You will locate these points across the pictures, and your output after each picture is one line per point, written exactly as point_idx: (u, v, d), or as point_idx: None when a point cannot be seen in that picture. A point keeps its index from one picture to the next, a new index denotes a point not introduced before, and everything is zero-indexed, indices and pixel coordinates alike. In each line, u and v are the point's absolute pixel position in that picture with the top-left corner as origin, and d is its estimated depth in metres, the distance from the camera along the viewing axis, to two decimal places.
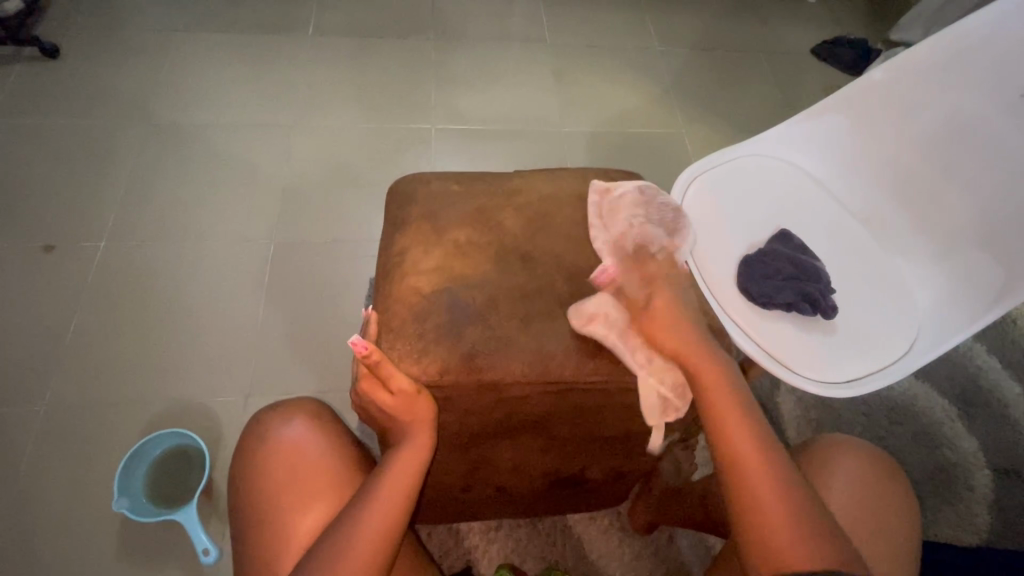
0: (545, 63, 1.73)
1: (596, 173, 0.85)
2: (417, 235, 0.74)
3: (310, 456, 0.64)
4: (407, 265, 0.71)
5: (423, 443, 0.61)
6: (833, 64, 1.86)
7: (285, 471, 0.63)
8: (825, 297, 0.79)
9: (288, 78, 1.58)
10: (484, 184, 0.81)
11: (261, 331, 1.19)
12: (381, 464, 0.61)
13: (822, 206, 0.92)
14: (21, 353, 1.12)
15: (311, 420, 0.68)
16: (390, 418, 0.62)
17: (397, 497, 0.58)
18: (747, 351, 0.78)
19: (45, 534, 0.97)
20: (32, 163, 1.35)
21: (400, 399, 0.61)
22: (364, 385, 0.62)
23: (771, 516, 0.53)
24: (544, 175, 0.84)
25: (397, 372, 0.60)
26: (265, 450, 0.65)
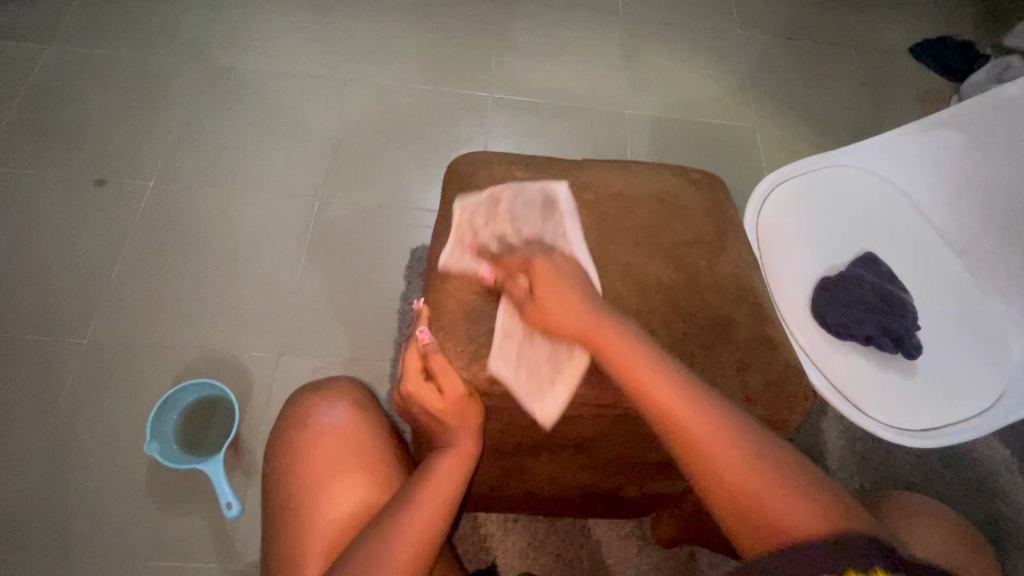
0: (615, 37, 1.62)
1: (673, 174, 0.80)
2: (473, 223, 0.70)
3: (354, 439, 0.63)
4: (463, 257, 0.68)
5: (467, 449, 0.59)
6: (931, 68, 1.69)
7: (329, 453, 0.62)
8: (911, 336, 0.73)
9: (347, 30, 1.52)
10: (550, 171, 0.76)
11: (299, 289, 1.18)
12: (423, 465, 0.58)
13: (915, 232, 0.83)
14: (68, 285, 1.14)
15: (354, 407, 0.67)
16: (432, 418, 0.59)
17: (442, 498, 0.55)
18: (815, 386, 0.73)
19: (80, 465, 1.00)
20: (90, 95, 1.35)
21: (451, 401, 0.59)
22: (408, 382, 0.59)
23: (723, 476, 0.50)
24: (616, 170, 0.79)
25: (451, 371, 0.59)
26: (309, 429, 0.64)
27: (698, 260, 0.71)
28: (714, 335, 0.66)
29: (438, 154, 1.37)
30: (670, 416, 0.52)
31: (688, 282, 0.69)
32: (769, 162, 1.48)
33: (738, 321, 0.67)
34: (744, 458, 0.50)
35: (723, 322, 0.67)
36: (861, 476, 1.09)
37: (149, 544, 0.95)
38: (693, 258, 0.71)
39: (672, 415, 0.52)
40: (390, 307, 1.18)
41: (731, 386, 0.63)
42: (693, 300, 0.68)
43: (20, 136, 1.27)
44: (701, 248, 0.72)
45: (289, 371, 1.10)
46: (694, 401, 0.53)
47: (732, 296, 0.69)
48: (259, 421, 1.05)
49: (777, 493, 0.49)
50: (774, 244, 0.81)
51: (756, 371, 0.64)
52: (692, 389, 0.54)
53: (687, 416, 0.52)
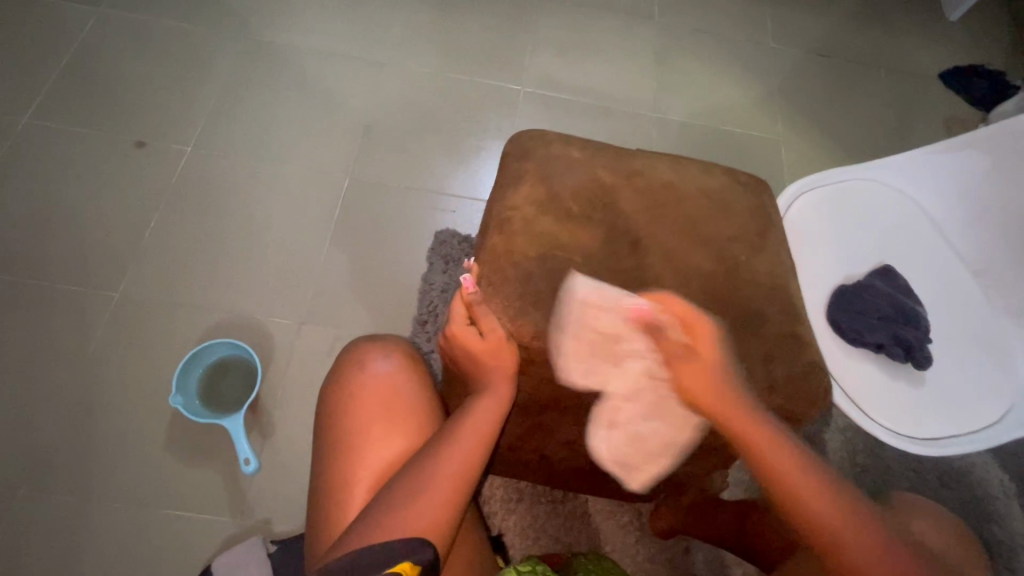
0: (647, 41, 1.64)
1: (722, 172, 0.82)
2: (531, 193, 0.74)
3: (402, 387, 0.66)
4: (504, 226, 0.71)
5: (504, 392, 0.64)
6: (958, 94, 1.69)
7: (379, 397, 0.65)
8: (921, 346, 0.74)
9: (385, 14, 1.55)
10: (606, 155, 0.80)
11: (325, 262, 1.21)
12: (463, 408, 0.63)
13: (933, 248, 0.84)
14: (102, 240, 1.17)
15: (404, 359, 0.70)
16: (474, 361, 0.65)
17: (479, 437, 0.60)
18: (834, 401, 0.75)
19: (105, 413, 1.04)
20: (134, 59, 1.39)
21: (489, 346, 0.64)
22: (454, 324, 0.67)
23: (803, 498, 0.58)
24: (668, 162, 0.82)
25: (490, 316, 0.64)
26: (360, 375, 0.66)
27: (739, 254, 0.73)
28: (744, 326, 0.68)
29: (465, 142, 1.40)
30: (763, 457, 0.59)
31: (728, 275, 0.72)
32: (791, 174, 1.50)
33: (770, 314, 0.70)
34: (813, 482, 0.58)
35: (757, 316, 0.69)
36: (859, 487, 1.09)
37: (166, 494, 0.99)
38: (733, 250, 0.74)
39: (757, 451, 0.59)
40: (410, 288, 1.21)
41: (756, 378, 0.66)
42: (731, 292, 0.70)
43: (66, 94, 1.31)
44: (741, 243, 0.75)
45: (309, 339, 1.13)
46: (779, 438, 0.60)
47: (766, 288, 0.71)
48: (279, 384, 1.08)
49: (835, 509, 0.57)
50: (797, 247, 0.84)
51: (781, 364, 0.67)
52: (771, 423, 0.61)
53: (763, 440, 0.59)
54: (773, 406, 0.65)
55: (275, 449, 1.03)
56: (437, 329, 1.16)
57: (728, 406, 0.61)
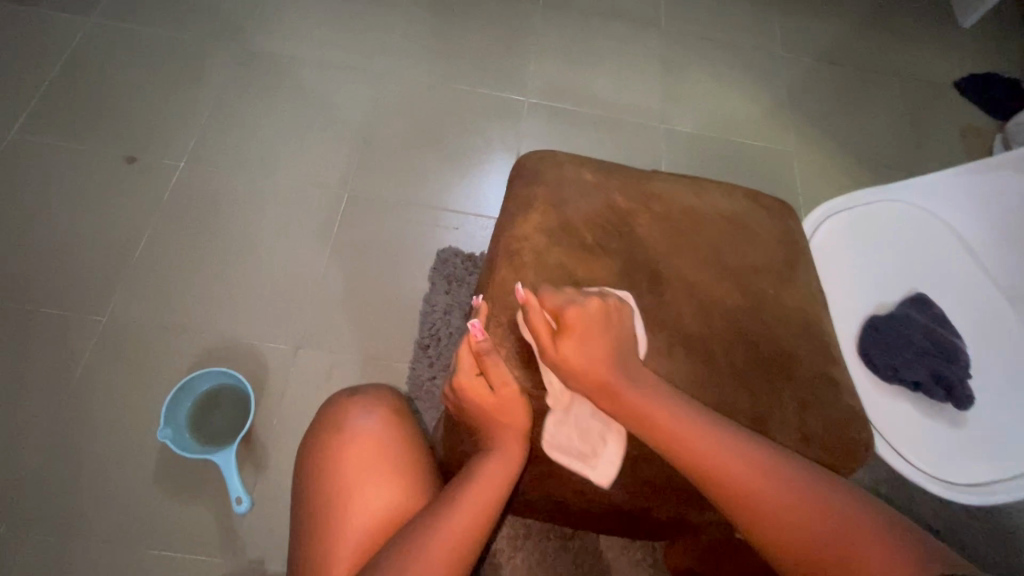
0: (655, 49, 1.60)
1: (744, 195, 0.77)
2: (542, 221, 0.69)
3: (391, 446, 0.61)
4: (515, 258, 0.66)
5: (514, 451, 0.58)
6: (973, 102, 1.65)
7: (363, 460, 0.59)
8: (963, 385, 0.70)
9: (385, 23, 1.51)
10: (621, 177, 0.75)
11: (323, 283, 1.16)
12: (469, 468, 0.57)
13: (968, 274, 0.80)
14: (89, 261, 1.12)
15: (390, 414, 0.64)
16: (481, 415, 0.59)
17: (481, 506, 0.54)
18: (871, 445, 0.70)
19: (90, 445, 0.98)
20: (125, 70, 1.34)
21: (500, 399, 0.59)
22: (462, 375, 0.60)
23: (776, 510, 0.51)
24: (687, 184, 0.77)
25: (502, 366, 0.59)
26: (346, 433, 0.61)
27: (765, 286, 0.69)
28: (775, 366, 0.63)
29: (469, 155, 1.36)
30: (723, 478, 0.53)
31: (755, 308, 0.67)
32: (805, 187, 1.45)
33: (801, 353, 0.65)
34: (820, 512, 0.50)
35: (785, 355, 0.64)
36: None
37: (154, 533, 0.93)
38: (759, 282, 0.69)
39: (716, 468, 0.53)
40: (412, 309, 1.16)
41: (789, 424, 0.61)
42: (758, 327, 0.66)
43: (54, 108, 1.27)
44: (768, 273, 0.70)
45: (305, 365, 1.08)
46: (735, 449, 0.54)
47: (795, 324, 0.67)
48: (273, 415, 1.03)
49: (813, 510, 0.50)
50: (824, 275, 0.79)
51: (815, 409, 0.62)
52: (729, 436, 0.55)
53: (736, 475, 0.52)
54: (808, 455, 0.60)
55: (270, 483, 0.98)
56: (440, 352, 1.11)
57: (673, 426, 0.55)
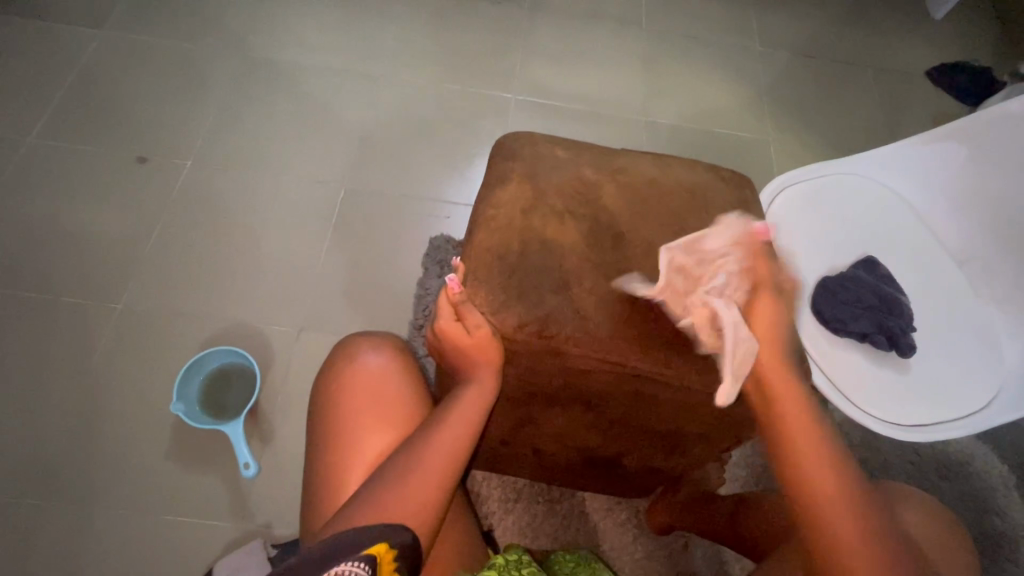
0: (637, 47, 1.68)
1: (704, 168, 0.84)
2: (516, 191, 0.75)
3: (390, 380, 0.68)
4: (490, 222, 0.72)
5: (489, 383, 0.65)
6: (945, 90, 1.71)
7: (368, 387, 0.67)
8: (904, 335, 0.76)
9: (379, 28, 1.59)
10: (591, 155, 0.82)
11: (323, 269, 1.24)
12: (450, 397, 0.64)
13: (916, 239, 0.86)
14: (105, 253, 1.20)
15: (392, 351, 0.71)
16: (461, 356, 0.65)
17: (464, 425, 0.62)
18: (818, 386, 0.76)
19: (109, 421, 1.05)
20: (137, 78, 1.43)
21: (477, 340, 0.63)
22: (442, 321, 0.66)
23: (831, 510, 0.55)
24: (652, 159, 0.84)
25: (476, 312, 0.64)
26: (350, 367, 0.68)
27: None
28: None
29: (459, 149, 1.43)
30: (799, 475, 0.57)
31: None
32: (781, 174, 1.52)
33: None
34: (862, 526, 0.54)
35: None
36: None
37: (169, 500, 1.00)
38: None
39: (799, 465, 0.58)
40: (407, 293, 1.23)
41: None
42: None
43: (70, 113, 1.35)
44: None
45: (307, 346, 1.15)
46: (841, 469, 0.57)
47: None
48: (278, 390, 1.10)
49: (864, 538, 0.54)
50: (784, 239, 0.84)
51: None
52: (841, 458, 0.58)
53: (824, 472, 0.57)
54: None
55: (275, 453, 1.05)
56: None
57: (790, 418, 0.59)
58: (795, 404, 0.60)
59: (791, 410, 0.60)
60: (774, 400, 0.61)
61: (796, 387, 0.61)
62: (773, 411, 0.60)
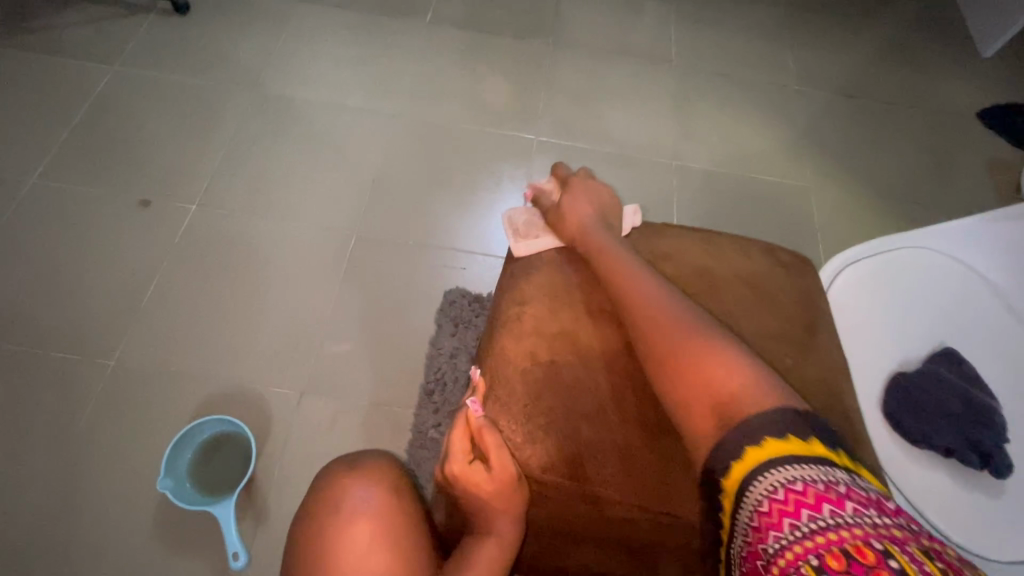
0: (666, 85, 1.59)
1: (761, 250, 0.73)
2: (545, 284, 0.69)
3: (388, 528, 0.56)
4: (523, 321, 0.65)
5: (508, 534, 0.56)
6: (998, 133, 1.60)
7: (356, 543, 0.55)
8: (1002, 451, 0.64)
9: (397, 65, 1.53)
10: (627, 235, 0.74)
11: (330, 325, 1.16)
12: (463, 550, 0.55)
13: (999, 330, 0.75)
14: (100, 304, 1.14)
15: (387, 487, 0.59)
16: (477, 501, 0.56)
17: None
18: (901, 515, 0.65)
19: (91, 493, 0.97)
20: (145, 115, 1.38)
21: (498, 487, 0.55)
22: (454, 464, 0.56)
23: (686, 368, 0.53)
24: (699, 240, 0.73)
25: (499, 450, 0.55)
26: (336, 514, 0.56)
27: (787, 359, 0.63)
28: None
29: (479, 194, 1.35)
30: (658, 347, 0.56)
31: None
32: (823, 225, 1.40)
33: (825, 435, 0.59)
34: (732, 388, 0.49)
35: None
36: None
37: None
38: (779, 353, 0.63)
39: (655, 335, 0.57)
40: (418, 353, 1.14)
41: None
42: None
43: (75, 153, 1.30)
44: (790, 341, 0.64)
45: (308, 412, 1.07)
46: (693, 326, 0.56)
47: (820, 402, 0.61)
48: (276, 462, 1.01)
49: (732, 380, 0.50)
50: (847, 337, 0.74)
51: None
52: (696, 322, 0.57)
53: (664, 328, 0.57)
54: None
55: (267, 537, 0.95)
56: (445, 399, 1.08)
57: (634, 298, 0.61)
58: (648, 286, 0.62)
59: (641, 290, 0.62)
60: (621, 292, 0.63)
61: (628, 273, 0.64)
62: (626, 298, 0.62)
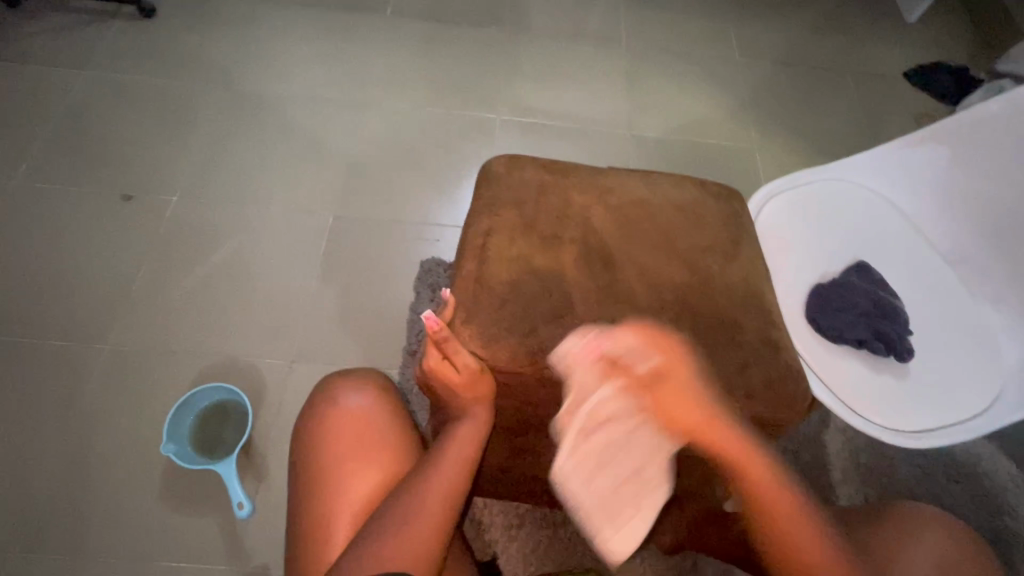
0: (618, 62, 1.70)
1: (691, 183, 0.85)
2: (505, 218, 0.76)
3: (381, 421, 0.67)
4: (488, 249, 0.73)
5: (483, 416, 0.66)
6: (923, 91, 1.74)
7: (354, 433, 0.66)
8: (902, 340, 0.76)
9: (362, 56, 1.60)
10: (576, 175, 0.83)
11: (317, 297, 1.23)
12: (444, 434, 0.66)
13: (909, 242, 0.87)
14: (92, 294, 1.19)
15: (376, 392, 0.70)
16: (452, 393, 0.66)
17: (461, 465, 0.62)
18: (819, 398, 0.75)
19: (97, 466, 1.03)
20: (121, 116, 1.43)
21: (465, 378, 0.65)
22: (431, 359, 0.67)
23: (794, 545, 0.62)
24: (638, 178, 0.84)
25: (463, 351, 0.65)
26: (335, 412, 0.67)
27: (711, 265, 0.76)
28: (718, 334, 0.70)
29: (449, 171, 1.43)
30: (778, 527, 0.62)
31: (702, 286, 0.73)
32: (769, 182, 1.52)
33: (743, 321, 0.71)
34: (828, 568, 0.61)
35: (730, 324, 0.71)
36: (865, 490, 1.08)
37: (161, 546, 0.97)
38: (706, 261, 0.76)
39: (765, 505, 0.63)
40: (400, 318, 1.22)
41: (731, 385, 0.67)
42: (705, 303, 0.72)
43: (54, 155, 1.35)
44: (715, 252, 0.77)
45: (300, 378, 1.14)
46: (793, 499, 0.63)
47: (738, 297, 0.73)
48: (272, 424, 1.08)
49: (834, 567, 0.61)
50: (771, 253, 0.85)
51: (756, 370, 0.68)
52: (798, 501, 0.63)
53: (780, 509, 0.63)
54: (754, 410, 0.67)
55: (270, 492, 1.02)
56: None
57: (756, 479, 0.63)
58: (740, 447, 0.63)
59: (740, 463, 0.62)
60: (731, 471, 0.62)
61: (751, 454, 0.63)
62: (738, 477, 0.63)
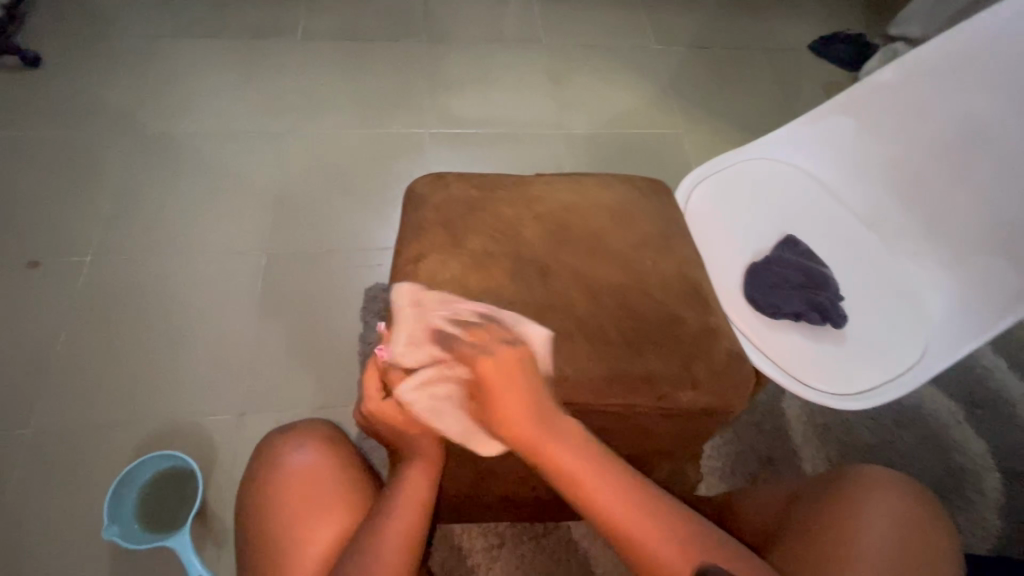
0: (539, 63, 1.70)
1: (619, 182, 0.85)
2: (435, 241, 0.74)
3: (329, 473, 0.66)
4: (423, 275, 0.71)
5: (433, 453, 0.64)
6: (828, 61, 1.83)
7: (302, 492, 0.64)
8: (835, 307, 0.79)
9: (276, 84, 1.54)
10: (504, 187, 0.82)
11: (257, 342, 1.17)
12: (394, 478, 0.63)
13: (829, 210, 0.90)
14: (5, 375, 1.09)
15: (320, 444, 0.69)
16: (398, 430, 0.65)
17: (416, 507, 0.60)
18: (765, 372, 0.77)
19: (34, 563, 0.94)
20: (15, 176, 1.31)
21: (409, 416, 0.63)
22: (371, 402, 0.66)
23: (639, 537, 0.55)
24: (565, 183, 0.84)
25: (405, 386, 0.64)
26: (280, 473, 0.65)
27: (644, 260, 0.76)
28: (660, 332, 0.70)
29: (381, 193, 1.40)
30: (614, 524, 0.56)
31: (638, 282, 0.74)
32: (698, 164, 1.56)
33: (683, 314, 0.72)
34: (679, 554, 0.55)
35: (671, 317, 0.71)
36: (825, 448, 1.12)
37: None
38: (640, 258, 0.76)
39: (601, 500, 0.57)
40: (349, 351, 1.18)
41: (678, 379, 0.68)
42: (643, 300, 0.72)
43: None
44: (647, 248, 0.78)
45: (251, 431, 1.08)
46: (651, 509, 0.56)
47: (674, 290, 0.74)
48: (227, 485, 1.02)
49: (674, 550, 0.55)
50: (701, 237, 0.87)
51: (701, 361, 0.69)
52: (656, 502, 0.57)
53: (654, 543, 0.55)
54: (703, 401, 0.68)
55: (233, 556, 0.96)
56: None
57: (599, 490, 0.56)
58: (579, 456, 0.58)
59: (576, 463, 0.57)
60: (547, 458, 0.58)
61: (591, 471, 0.57)
62: (556, 468, 0.58)
